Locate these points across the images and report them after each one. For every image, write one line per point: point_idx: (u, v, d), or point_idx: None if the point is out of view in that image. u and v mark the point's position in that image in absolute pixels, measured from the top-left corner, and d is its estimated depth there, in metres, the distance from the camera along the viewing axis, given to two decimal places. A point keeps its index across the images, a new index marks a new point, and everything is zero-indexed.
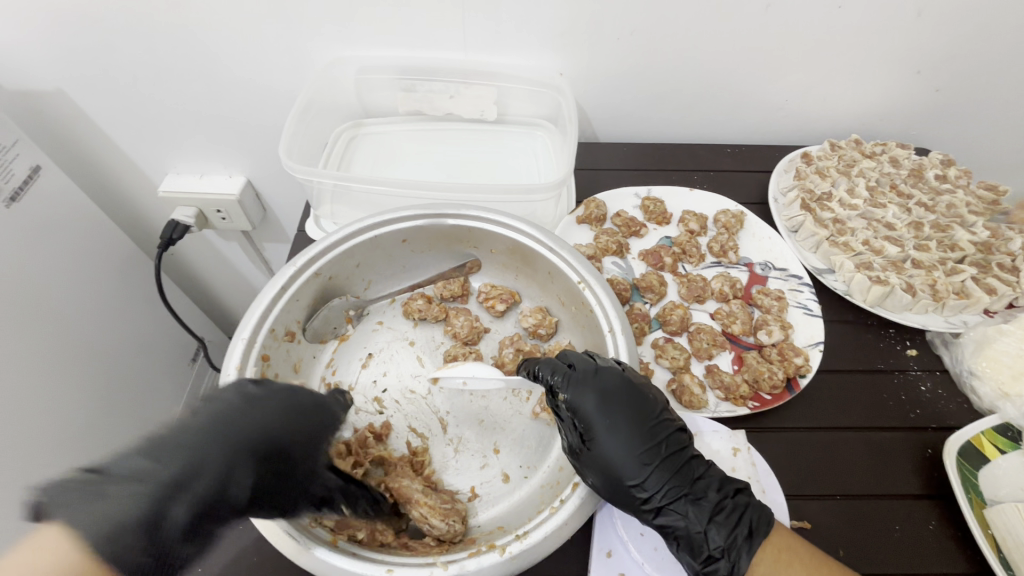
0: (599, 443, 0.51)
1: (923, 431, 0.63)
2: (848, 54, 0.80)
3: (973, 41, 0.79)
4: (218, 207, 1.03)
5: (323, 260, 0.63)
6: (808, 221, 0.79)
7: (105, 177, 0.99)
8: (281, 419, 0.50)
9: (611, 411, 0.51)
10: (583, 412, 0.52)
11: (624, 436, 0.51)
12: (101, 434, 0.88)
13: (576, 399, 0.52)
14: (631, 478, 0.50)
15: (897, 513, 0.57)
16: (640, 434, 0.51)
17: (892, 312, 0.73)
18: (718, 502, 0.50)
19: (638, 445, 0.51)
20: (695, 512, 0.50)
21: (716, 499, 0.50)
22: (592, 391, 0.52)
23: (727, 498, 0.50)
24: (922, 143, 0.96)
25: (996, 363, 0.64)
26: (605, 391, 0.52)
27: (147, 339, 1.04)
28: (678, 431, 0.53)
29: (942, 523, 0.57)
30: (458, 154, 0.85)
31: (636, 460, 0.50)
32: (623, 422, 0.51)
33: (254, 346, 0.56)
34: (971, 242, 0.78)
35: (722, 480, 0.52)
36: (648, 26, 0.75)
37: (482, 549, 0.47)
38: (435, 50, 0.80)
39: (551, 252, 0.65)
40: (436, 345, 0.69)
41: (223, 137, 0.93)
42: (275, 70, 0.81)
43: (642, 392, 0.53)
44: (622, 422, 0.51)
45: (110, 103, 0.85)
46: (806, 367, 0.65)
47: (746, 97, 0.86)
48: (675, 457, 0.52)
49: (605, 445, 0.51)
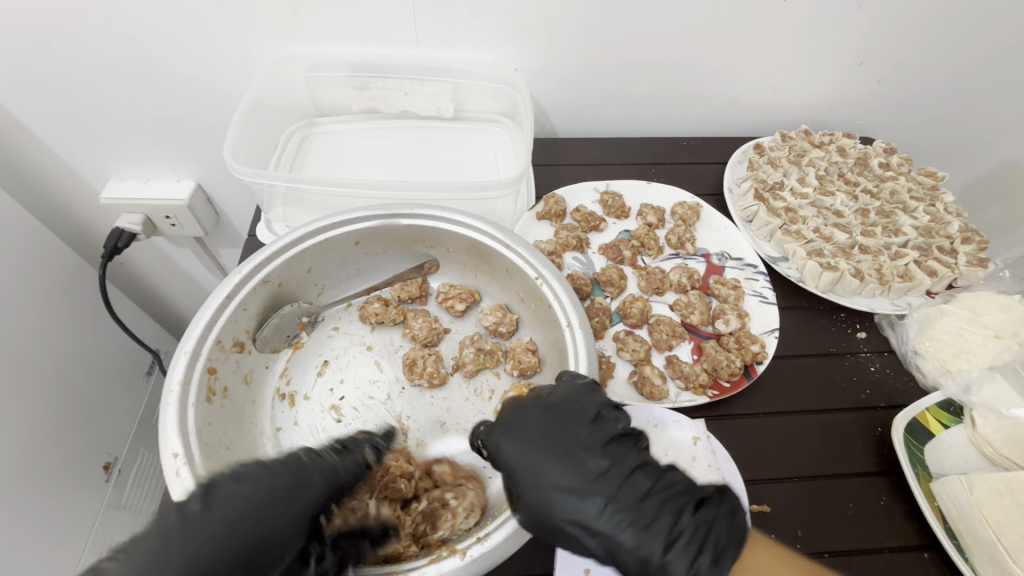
0: (525, 495, 0.47)
1: (874, 410, 0.65)
2: (795, 46, 0.81)
3: (910, 35, 0.82)
4: (166, 214, 0.98)
5: (272, 267, 0.61)
6: (761, 211, 0.80)
7: (42, 187, 0.93)
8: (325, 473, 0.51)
9: (535, 451, 0.48)
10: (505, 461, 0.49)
11: (553, 476, 0.47)
12: (50, 457, 0.84)
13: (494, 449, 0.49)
14: (573, 521, 0.46)
15: (848, 492, 0.59)
16: (573, 470, 0.48)
17: (842, 297, 0.75)
18: (676, 527, 0.47)
19: (571, 483, 0.47)
20: (649, 540, 0.46)
21: (669, 523, 0.47)
22: (510, 435, 0.49)
23: (690, 517, 0.47)
24: (867, 132, 1.00)
25: (939, 342, 0.68)
26: (524, 431, 0.49)
27: (93, 356, 0.98)
28: (618, 441, 0.50)
29: (893, 497, 0.59)
30: (414, 152, 0.83)
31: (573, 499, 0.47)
32: (548, 463, 0.48)
33: (198, 359, 0.54)
34: (913, 228, 0.81)
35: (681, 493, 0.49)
36: (602, 21, 0.75)
37: (442, 553, 0.46)
38: (387, 46, 0.78)
39: (507, 249, 0.64)
40: (395, 349, 0.67)
41: (169, 140, 0.88)
42: (219, 69, 0.78)
43: (563, 420, 0.50)
44: (549, 464, 0.48)
45: (43, 106, 0.80)
46: (762, 354, 0.67)
47: (699, 90, 0.88)
48: (619, 484, 0.48)
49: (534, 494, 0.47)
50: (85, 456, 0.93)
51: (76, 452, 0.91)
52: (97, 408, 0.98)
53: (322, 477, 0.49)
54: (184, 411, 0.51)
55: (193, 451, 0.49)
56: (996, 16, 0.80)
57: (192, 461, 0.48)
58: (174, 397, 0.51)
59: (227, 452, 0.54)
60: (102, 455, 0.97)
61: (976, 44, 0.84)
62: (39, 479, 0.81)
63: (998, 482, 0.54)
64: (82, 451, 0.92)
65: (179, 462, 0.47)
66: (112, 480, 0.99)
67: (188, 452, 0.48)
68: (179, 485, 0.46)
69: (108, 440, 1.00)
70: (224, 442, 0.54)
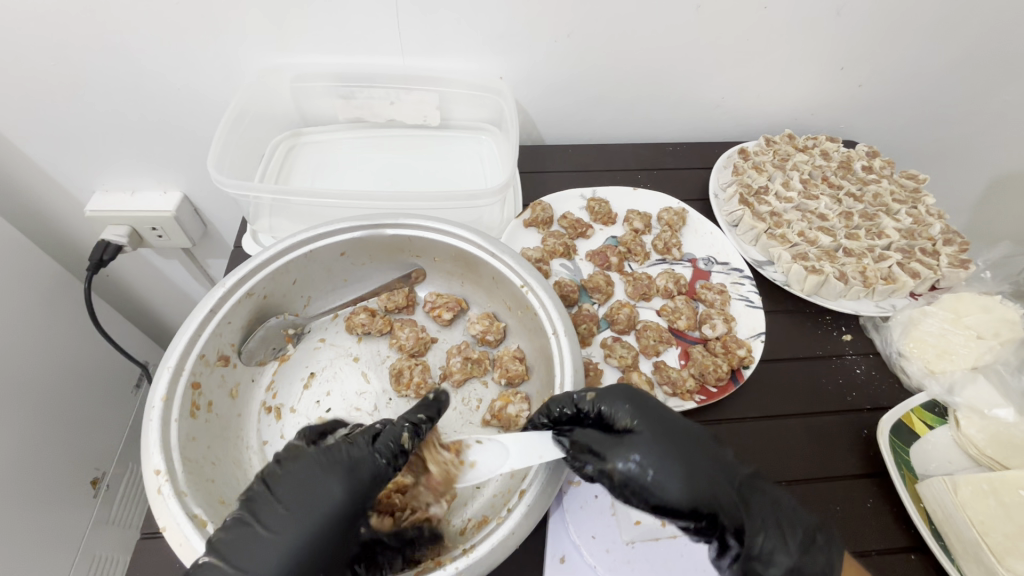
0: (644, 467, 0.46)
1: (860, 413, 0.66)
2: (776, 52, 0.83)
3: (889, 39, 0.83)
4: (153, 225, 0.98)
5: (256, 279, 0.60)
6: (746, 215, 0.81)
7: (24, 200, 0.92)
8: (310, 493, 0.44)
9: (658, 422, 0.48)
10: (619, 421, 0.48)
11: (667, 445, 0.47)
12: (36, 473, 0.83)
13: (607, 409, 0.49)
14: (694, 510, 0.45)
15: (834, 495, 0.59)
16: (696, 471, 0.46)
17: (828, 299, 0.76)
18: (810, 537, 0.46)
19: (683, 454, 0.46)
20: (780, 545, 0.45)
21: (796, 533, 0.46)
22: (621, 389, 0.50)
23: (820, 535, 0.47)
24: (851, 135, 1.01)
25: (923, 343, 0.68)
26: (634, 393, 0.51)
27: (78, 369, 0.97)
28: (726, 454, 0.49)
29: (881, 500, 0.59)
30: (401, 161, 0.84)
31: (680, 479, 0.45)
32: (667, 435, 0.47)
33: (181, 374, 0.53)
34: (896, 230, 0.82)
35: (780, 501, 0.48)
36: (585, 29, 0.76)
37: (429, 566, 0.45)
38: (373, 55, 0.78)
39: (492, 257, 0.64)
40: (382, 359, 0.67)
41: (155, 151, 0.88)
42: (205, 79, 0.78)
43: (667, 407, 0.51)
44: (666, 439, 0.47)
45: (24, 119, 0.79)
46: (748, 358, 0.67)
47: (684, 96, 0.89)
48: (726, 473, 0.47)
49: (642, 452, 0.46)
50: (72, 473, 0.92)
51: (62, 469, 0.89)
52: (83, 422, 0.96)
53: (343, 479, 0.45)
54: (167, 427, 0.50)
55: (175, 467, 0.48)
56: (974, 20, 0.82)
57: (174, 477, 0.47)
58: (157, 412, 0.50)
59: (212, 468, 0.53)
60: (89, 471, 0.96)
61: (955, 48, 0.86)
62: (23, 496, 0.80)
63: (982, 482, 0.55)
64: (68, 468, 0.91)
65: (160, 479, 0.46)
66: (100, 496, 0.97)
67: (171, 468, 0.48)
68: (161, 503, 0.46)
69: (95, 456, 0.98)
70: (208, 457, 0.54)
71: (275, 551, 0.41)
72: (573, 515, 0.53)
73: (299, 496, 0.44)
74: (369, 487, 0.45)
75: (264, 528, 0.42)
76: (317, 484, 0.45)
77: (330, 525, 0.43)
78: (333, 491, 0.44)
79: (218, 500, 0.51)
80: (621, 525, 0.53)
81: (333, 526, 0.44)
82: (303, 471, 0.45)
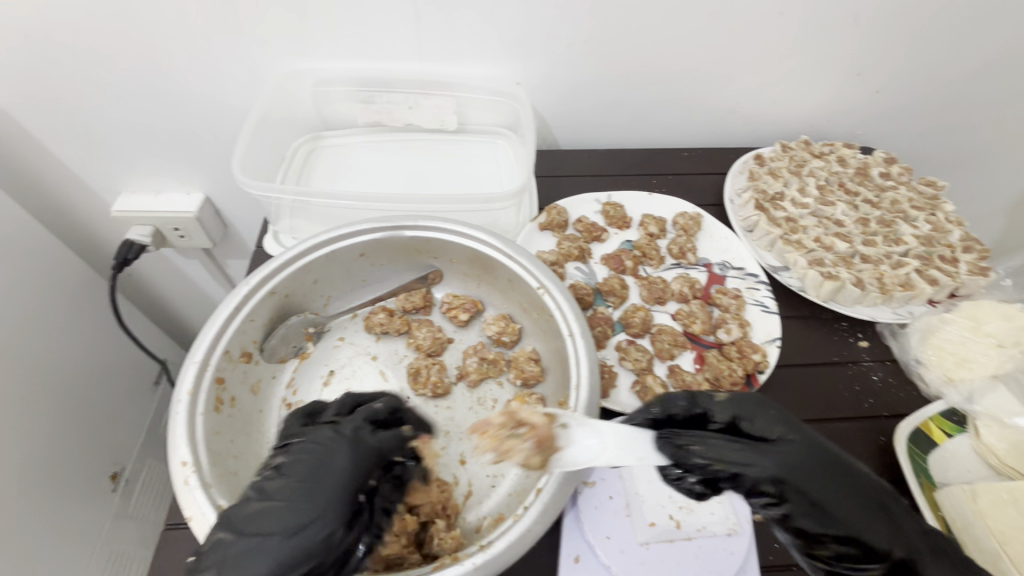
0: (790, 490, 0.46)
1: (877, 420, 0.65)
2: (792, 59, 0.83)
3: (907, 45, 0.83)
4: (175, 226, 1.00)
5: (278, 278, 0.62)
6: (762, 221, 0.81)
7: (55, 199, 0.95)
8: (323, 458, 0.44)
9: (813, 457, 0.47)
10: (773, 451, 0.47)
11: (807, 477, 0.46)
12: (57, 466, 0.85)
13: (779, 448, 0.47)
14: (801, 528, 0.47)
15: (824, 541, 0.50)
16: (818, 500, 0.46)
17: (844, 306, 0.75)
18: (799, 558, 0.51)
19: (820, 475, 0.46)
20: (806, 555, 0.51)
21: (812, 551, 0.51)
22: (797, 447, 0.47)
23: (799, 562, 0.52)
24: (868, 142, 1.00)
25: (942, 351, 0.68)
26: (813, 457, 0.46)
27: (100, 364, 0.99)
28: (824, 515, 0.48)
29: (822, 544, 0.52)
30: (419, 165, 0.85)
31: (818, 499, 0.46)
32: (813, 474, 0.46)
33: (207, 369, 0.55)
34: (914, 236, 0.82)
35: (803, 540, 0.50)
36: (601, 35, 0.77)
37: (446, 561, 0.45)
38: (392, 61, 0.80)
39: (509, 259, 0.65)
40: (399, 358, 0.68)
41: (180, 154, 0.90)
42: (228, 86, 0.80)
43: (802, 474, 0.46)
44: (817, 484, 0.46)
45: (57, 123, 0.82)
46: (763, 363, 0.67)
47: (699, 101, 0.89)
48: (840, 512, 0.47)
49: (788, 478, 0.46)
50: (92, 467, 0.94)
51: (83, 462, 0.92)
52: (104, 417, 0.99)
53: (345, 448, 0.45)
54: (193, 421, 0.52)
55: (201, 460, 0.49)
56: (993, 26, 0.81)
57: (200, 469, 0.49)
58: (183, 405, 0.52)
59: (235, 462, 0.54)
60: (109, 465, 0.98)
61: (974, 54, 0.85)
62: (45, 488, 0.82)
63: (1002, 491, 0.54)
64: (88, 462, 0.93)
65: (187, 470, 0.48)
66: (119, 490, 1.00)
67: (197, 461, 0.49)
68: (187, 494, 0.47)
69: (115, 450, 1.01)
70: (232, 451, 0.55)
71: (312, 518, 0.41)
72: (586, 516, 0.53)
73: (303, 471, 0.43)
74: (371, 454, 0.46)
75: (273, 503, 0.41)
76: (321, 447, 0.45)
77: (345, 492, 0.43)
78: (339, 457, 0.44)
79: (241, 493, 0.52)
80: (634, 526, 0.52)
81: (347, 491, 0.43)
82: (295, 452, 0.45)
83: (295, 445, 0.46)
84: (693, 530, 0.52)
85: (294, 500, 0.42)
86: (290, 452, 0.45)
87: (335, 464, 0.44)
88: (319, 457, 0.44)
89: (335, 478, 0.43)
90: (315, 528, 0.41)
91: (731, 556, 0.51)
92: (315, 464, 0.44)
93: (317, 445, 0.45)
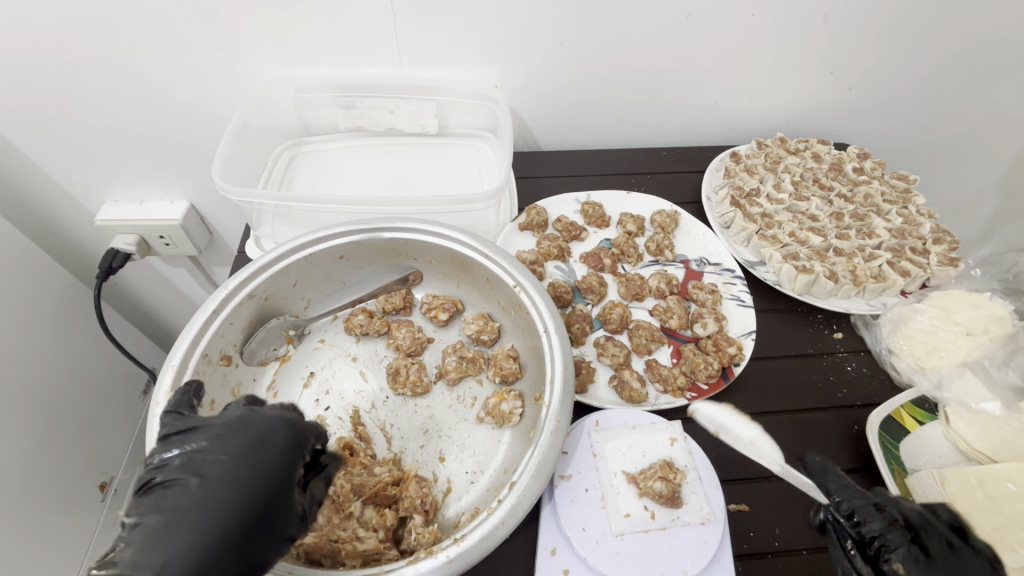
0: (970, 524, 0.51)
1: (850, 409, 0.67)
2: (766, 57, 0.85)
3: (877, 43, 0.85)
4: (161, 234, 1.00)
5: (257, 282, 0.63)
6: (737, 217, 0.82)
7: (38, 210, 0.95)
8: (259, 436, 0.46)
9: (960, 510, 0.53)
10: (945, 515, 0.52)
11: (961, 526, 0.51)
12: (44, 476, 0.85)
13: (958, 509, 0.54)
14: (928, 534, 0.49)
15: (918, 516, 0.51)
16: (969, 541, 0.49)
17: (819, 299, 0.77)
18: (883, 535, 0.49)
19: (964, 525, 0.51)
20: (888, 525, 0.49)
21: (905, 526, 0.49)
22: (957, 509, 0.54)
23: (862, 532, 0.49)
24: (844, 138, 1.02)
25: (913, 340, 0.68)
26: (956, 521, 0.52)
27: (85, 373, 0.99)
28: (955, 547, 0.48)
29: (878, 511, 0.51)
30: (399, 168, 0.86)
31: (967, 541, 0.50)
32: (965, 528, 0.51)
33: (185, 372, 0.55)
34: (887, 230, 0.83)
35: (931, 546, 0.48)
36: (578, 37, 0.78)
37: (420, 555, 0.46)
38: (371, 66, 0.81)
39: (486, 258, 0.66)
40: (380, 359, 0.69)
41: (163, 162, 0.91)
42: (209, 94, 0.81)
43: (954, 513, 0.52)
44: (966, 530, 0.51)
45: (37, 133, 0.82)
46: (738, 356, 0.68)
47: (676, 101, 0.91)
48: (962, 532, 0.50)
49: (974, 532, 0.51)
50: (80, 475, 0.95)
51: (70, 472, 0.92)
52: (90, 426, 0.98)
53: (280, 425, 0.48)
54: None
55: None
56: (960, 23, 0.83)
57: None
58: (161, 409, 0.52)
59: None
60: (96, 474, 0.98)
61: (943, 51, 0.87)
62: (31, 499, 0.82)
63: (970, 475, 0.54)
64: (76, 470, 0.94)
65: None
66: (107, 500, 0.99)
67: None
68: None
69: (102, 460, 1.01)
70: None
71: (237, 495, 0.43)
72: (563, 509, 0.54)
73: (233, 448, 0.45)
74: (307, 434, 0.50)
75: (203, 482, 0.43)
76: (255, 424, 0.47)
77: (269, 471, 0.45)
78: (274, 436, 0.47)
79: None
80: (610, 518, 0.53)
81: (274, 470, 0.45)
82: (223, 429, 0.46)
83: (220, 423, 0.47)
84: (667, 520, 0.53)
85: (220, 476, 0.43)
86: (211, 431, 0.46)
87: (267, 444, 0.46)
88: (249, 435, 0.46)
89: (263, 458, 0.45)
90: (241, 505, 0.43)
91: (704, 545, 0.52)
92: (247, 442, 0.46)
93: (244, 424, 0.47)
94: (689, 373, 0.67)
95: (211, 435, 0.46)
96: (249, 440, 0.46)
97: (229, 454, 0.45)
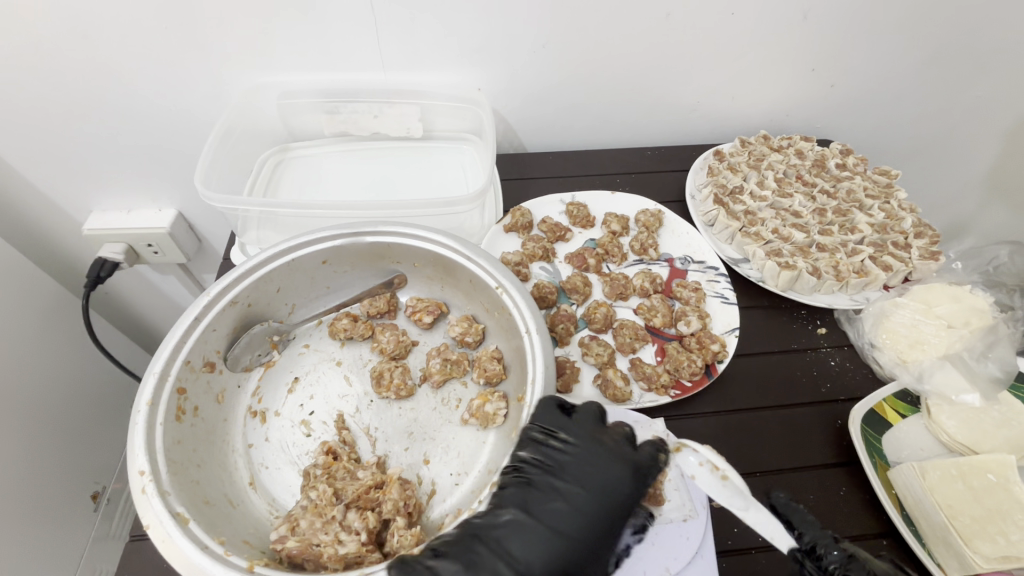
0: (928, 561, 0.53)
1: (834, 404, 0.67)
2: (747, 56, 0.85)
3: (856, 40, 0.85)
4: (149, 242, 1.01)
5: (239, 288, 0.63)
6: (720, 215, 0.83)
7: (24, 221, 0.95)
8: (608, 482, 0.49)
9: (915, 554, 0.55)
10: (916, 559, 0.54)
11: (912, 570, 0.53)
12: (36, 487, 0.85)
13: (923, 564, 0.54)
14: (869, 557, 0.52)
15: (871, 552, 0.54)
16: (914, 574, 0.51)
17: (802, 294, 0.77)
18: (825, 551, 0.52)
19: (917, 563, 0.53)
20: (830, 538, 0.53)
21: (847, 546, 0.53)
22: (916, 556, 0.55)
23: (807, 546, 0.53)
24: (828, 134, 1.03)
25: (895, 334, 0.70)
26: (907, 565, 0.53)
27: (75, 383, 0.99)
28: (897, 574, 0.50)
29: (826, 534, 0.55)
30: (384, 172, 0.86)
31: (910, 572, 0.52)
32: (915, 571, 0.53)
33: (166, 380, 0.55)
34: (869, 225, 0.84)
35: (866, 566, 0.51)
36: (559, 39, 0.79)
37: None
38: (355, 71, 0.81)
39: (468, 260, 0.66)
40: (364, 362, 0.69)
41: (150, 171, 0.91)
42: (194, 102, 0.81)
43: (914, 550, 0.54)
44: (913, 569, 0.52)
45: (22, 144, 0.82)
46: (722, 353, 0.68)
47: (659, 100, 0.91)
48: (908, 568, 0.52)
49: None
50: (73, 486, 0.94)
51: (63, 482, 0.92)
52: (81, 435, 0.98)
53: (625, 474, 0.49)
54: (152, 431, 0.52)
55: (160, 469, 0.50)
56: (938, 19, 0.84)
57: (157, 477, 0.49)
58: (142, 417, 0.52)
59: (196, 470, 0.55)
60: (89, 484, 0.98)
61: (922, 47, 0.88)
62: (23, 511, 0.82)
63: (952, 467, 0.56)
64: (69, 481, 0.93)
65: (144, 479, 0.48)
66: (101, 510, 0.99)
67: (155, 469, 0.50)
68: (145, 502, 0.47)
69: (95, 470, 1.00)
70: (194, 460, 0.55)
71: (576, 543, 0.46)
72: None
73: (592, 490, 0.48)
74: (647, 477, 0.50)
75: (553, 527, 0.46)
76: (605, 469, 0.49)
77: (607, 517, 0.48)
78: (622, 484, 0.49)
79: (203, 501, 0.52)
80: None
81: (610, 515, 0.48)
82: (581, 463, 0.50)
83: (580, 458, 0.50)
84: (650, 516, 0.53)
85: (577, 519, 0.47)
86: (573, 465, 0.50)
87: (600, 486, 0.49)
88: (602, 479, 0.49)
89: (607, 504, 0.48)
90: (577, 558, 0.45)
91: (687, 540, 0.52)
92: (600, 484, 0.49)
93: (607, 464, 0.50)
94: (673, 371, 0.67)
95: (573, 474, 0.49)
96: (598, 484, 0.49)
97: (571, 499, 0.48)
